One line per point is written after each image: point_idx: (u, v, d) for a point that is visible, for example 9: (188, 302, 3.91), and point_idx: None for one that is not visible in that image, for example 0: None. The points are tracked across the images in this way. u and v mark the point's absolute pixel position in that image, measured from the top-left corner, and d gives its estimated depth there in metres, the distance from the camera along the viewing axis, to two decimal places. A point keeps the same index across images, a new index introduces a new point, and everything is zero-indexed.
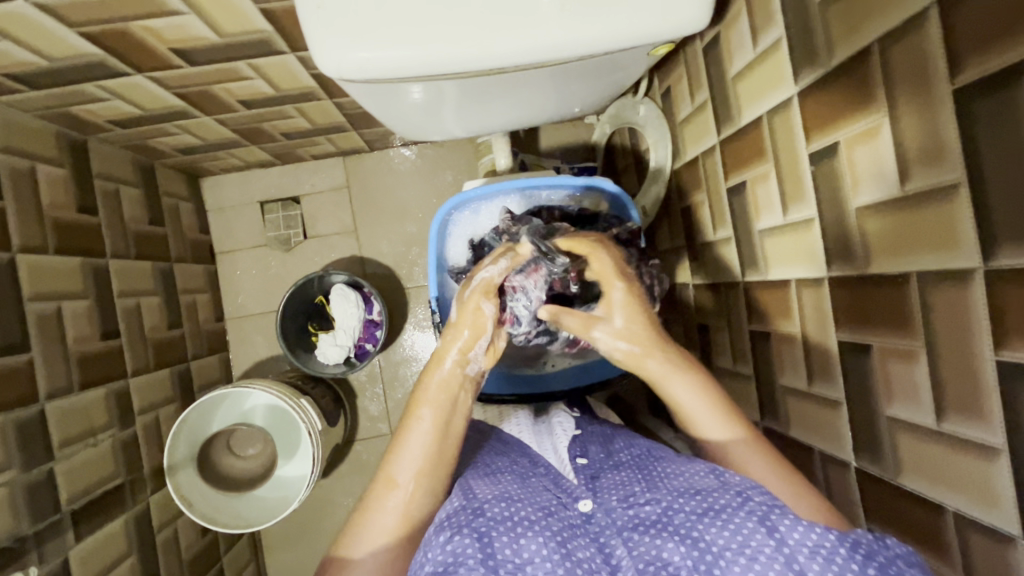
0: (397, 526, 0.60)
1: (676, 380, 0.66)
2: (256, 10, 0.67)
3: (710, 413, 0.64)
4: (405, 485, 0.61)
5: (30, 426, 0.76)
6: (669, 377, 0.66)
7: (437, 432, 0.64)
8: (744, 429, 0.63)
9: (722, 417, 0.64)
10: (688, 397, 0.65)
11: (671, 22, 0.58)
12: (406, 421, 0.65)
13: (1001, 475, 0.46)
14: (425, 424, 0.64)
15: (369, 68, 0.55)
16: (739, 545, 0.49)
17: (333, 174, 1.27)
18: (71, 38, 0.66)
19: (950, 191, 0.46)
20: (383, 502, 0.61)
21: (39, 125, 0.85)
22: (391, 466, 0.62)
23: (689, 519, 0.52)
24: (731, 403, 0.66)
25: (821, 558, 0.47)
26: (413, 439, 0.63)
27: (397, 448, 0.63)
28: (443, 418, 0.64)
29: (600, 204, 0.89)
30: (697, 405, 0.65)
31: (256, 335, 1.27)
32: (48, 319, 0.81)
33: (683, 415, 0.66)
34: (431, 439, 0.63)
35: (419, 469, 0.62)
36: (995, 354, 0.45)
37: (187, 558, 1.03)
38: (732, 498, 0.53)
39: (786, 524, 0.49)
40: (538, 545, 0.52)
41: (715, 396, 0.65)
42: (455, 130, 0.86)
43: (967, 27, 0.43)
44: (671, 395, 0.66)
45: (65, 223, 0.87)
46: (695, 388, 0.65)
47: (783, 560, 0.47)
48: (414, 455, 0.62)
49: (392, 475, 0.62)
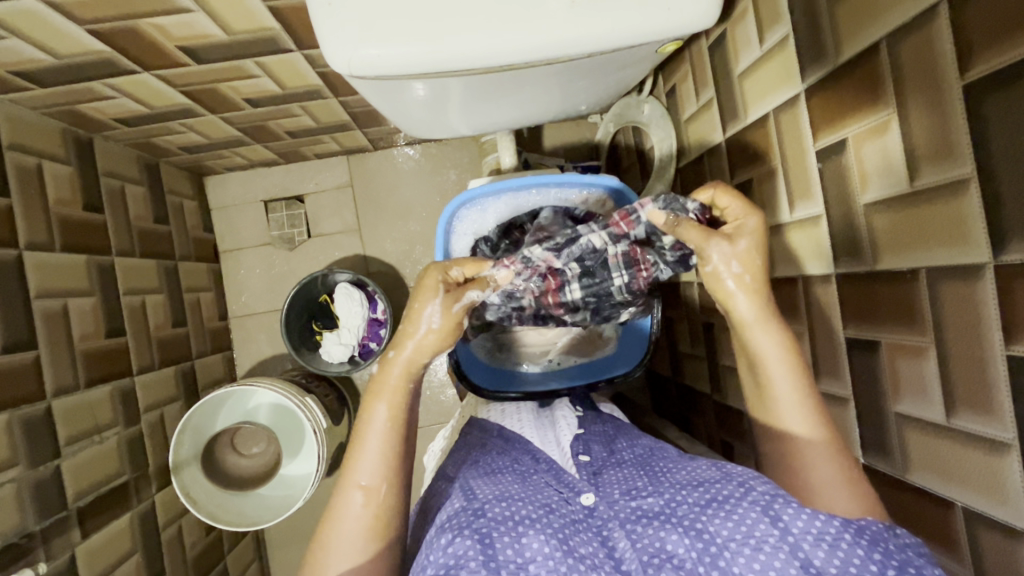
0: (367, 527, 0.60)
1: (762, 332, 0.62)
2: (264, 8, 0.67)
3: (791, 400, 0.60)
4: (367, 486, 0.61)
5: (37, 423, 0.76)
6: (759, 326, 0.62)
7: (392, 429, 0.62)
8: (821, 430, 0.59)
9: (800, 408, 0.60)
10: (769, 349, 0.61)
11: (680, 17, 0.58)
12: (360, 424, 0.63)
13: (1011, 468, 0.46)
14: (377, 428, 0.62)
15: (378, 64, 0.55)
16: (743, 536, 0.49)
17: (337, 174, 1.27)
18: (80, 35, 0.66)
19: (960, 185, 0.46)
20: (347, 506, 0.60)
21: (45, 123, 0.85)
22: (352, 471, 0.61)
23: (693, 510, 0.53)
24: (817, 398, 0.61)
25: (827, 544, 0.47)
26: (370, 442, 0.62)
27: (355, 452, 0.62)
28: (395, 415, 0.63)
29: (604, 202, 0.89)
30: (780, 372, 0.61)
31: (260, 333, 1.27)
32: (55, 316, 0.81)
33: (757, 364, 0.62)
34: (386, 440, 0.62)
35: (383, 471, 0.61)
36: (1005, 349, 0.45)
37: (191, 555, 1.03)
38: (734, 488, 0.53)
39: (789, 513, 0.49)
40: (540, 542, 0.52)
41: (797, 375, 0.61)
42: (460, 127, 0.86)
43: (976, 23, 0.43)
44: (755, 342, 0.62)
45: (72, 221, 0.87)
46: (780, 343, 0.61)
47: (788, 548, 0.47)
48: (370, 459, 0.61)
49: (355, 480, 0.61)
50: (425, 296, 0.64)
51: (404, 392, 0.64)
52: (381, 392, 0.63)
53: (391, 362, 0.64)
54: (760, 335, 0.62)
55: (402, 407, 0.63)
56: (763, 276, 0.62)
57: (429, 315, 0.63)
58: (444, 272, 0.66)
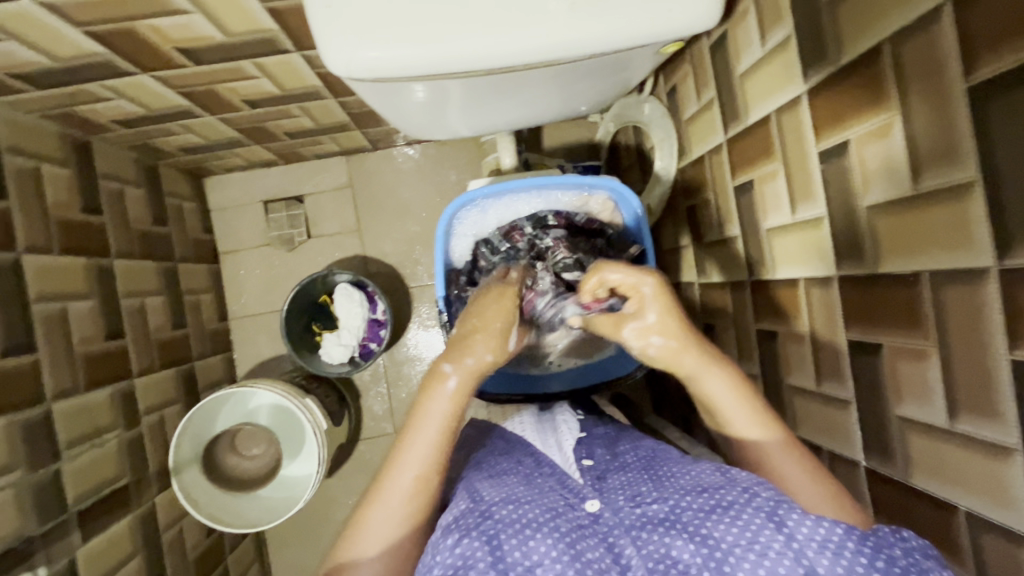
0: (407, 516, 0.59)
1: (711, 376, 0.61)
2: (261, 9, 0.67)
3: (741, 412, 0.60)
4: (417, 475, 0.59)
5: (36, 426, 0.75)
6: (706, 371, 0.61)
7: (449, 426, 0.61)
8: (778, 431, 0.60)
9: (756, 417, 0.60)
10: (721, 392, 0.61)
11: (681, 19, 0.57)
12: (415, 412, 0.62)
13: (1014, 473, 0.46)
14: (437, 417, 0.61)
15: (377, 67, 0.55)
16: (748, 542, 0.49)
17: (337, 174, 1.27)
18: (77, 37, 0.66)
19: (964, 189, 0.46)
20: (391, 493, 0.59)
21: (43, 125, 0.85)
22: (401, 458, 0.60)
23: (697, 516, 0.52)
24: (765, 401, 0.62)
25: (830, 552, 0.47)
26: (423, 432, 0.60)
27: (408, 439, 0.60)
28: (455, 415, 0.62)
29: (607, 207, 0.88)
30: (731, 405, 0.61)
31: (260, 335, 1.27)
32: (54, 319, 0.81)
33: (713, 409, 0.62)
34: (440, 434, 0.61)
35: (432, 461, 0.60)
36: (1009, 354, 0.44)
37: (192, 557, 1.03)
38: (739, 494, 0.52)
39: (794, 519, 0.49)
40: (547, 546, 0.51)
41: (750, 402, 0.61)
42: (459, 128, 0.85)
43: (981, 24, 0.43)
44: (706, 390, 0.62)
45: (70, 224, 0.87)
46: (730, 385, 0.61)
47: (792, 555, 0.47)
48: (423, 448, 0.60)
49: (403, 467, 0.60)
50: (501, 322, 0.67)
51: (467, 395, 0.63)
52: (444, 384, 0.62)
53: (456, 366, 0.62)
54: (709, 385, 0.62)
55: (461, 405, 0.62)
56: (681, 322, 0.63)
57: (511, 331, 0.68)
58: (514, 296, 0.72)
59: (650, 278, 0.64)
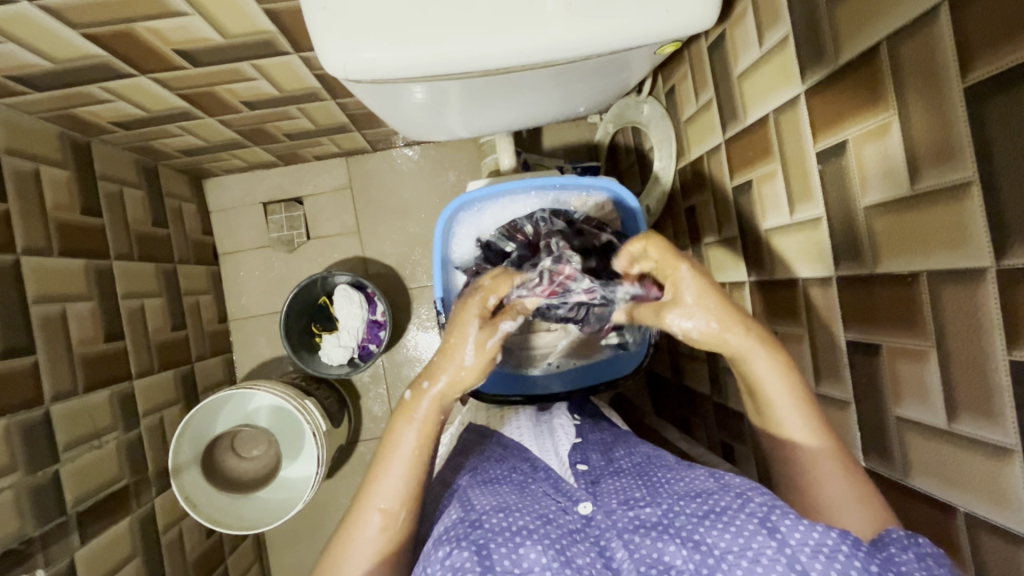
0: (381, 546, 0.59)
1: (760, 358, 0.60)
2: (259, 10, 0.67)
3: (790, 408, 0.60)
4: (386, 509, 0.60)
5: (34, 427, 0.75)
6: (756, 353, 0.61)
7: (418, 457, 0.61)
8: (827, 438, 0.59)
9: (803, 415, 0.59)
10: (770, 380, 0.60)
11: (678, 20, 0.58)
12: (386, 444, 0.62)
13: (1012, 474, 0.46)
14: (406, 449, 0.61)
15: (375, 68, 0.55)
16: (741, 548, 0.49)
17: (336, 176, 1.27)
18: (75, 38, 0.66)
19: (961, 188, 0.46)
20: (363, 528, 0.59)
21: (42, 127, 0.85)
22: (371, 492, 0.60)
23: (690, 522, 0.52)
24: (812, 400, 0.61)
25: (824, 556, 0.46)
26: (394, 466, 0.60)
27: (377, 474, 0.60)
28: (424, 445, 0.61)
29: (603, 207, 0.89)
30: (779, 394, 0.60)
31: (259, 336, 1.27)
32: (53, 321, 0.81)
33: (758, 394, 0.61)
34: (410, 466, 0.61)
35: (403, 495, 0.60)
36: (1007, 354, 0.44)
37: (192, 558, 1.03)
38: (732, 500, 0.52)
39: (787, 524, 0.48)
40: (537, 553, 0.51)
41: (797, 391, 0.60)
42: (457, 129, 0.85)
43: (977, 24, 0.43)
44: (755, 371, 0.61)
45: (70, 226, 0.87)
46: (777, 369, 0.60)
47: (785, 561, 0.47)
48: (393, 482, 0.60)
49: (373, 501, 0.60)
50: (460, 333, 0.62)
51: (437, 421, 0.62)
52: (411, 412, 0.62)
53: (422, 393, 0.62)
54: (762, 374, 0.60)
55: (433, 433, 0.62)
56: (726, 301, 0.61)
57: (464, 347, 0.62)
58: (482, 304, 0.64)
59: (685, 261, 0.62)
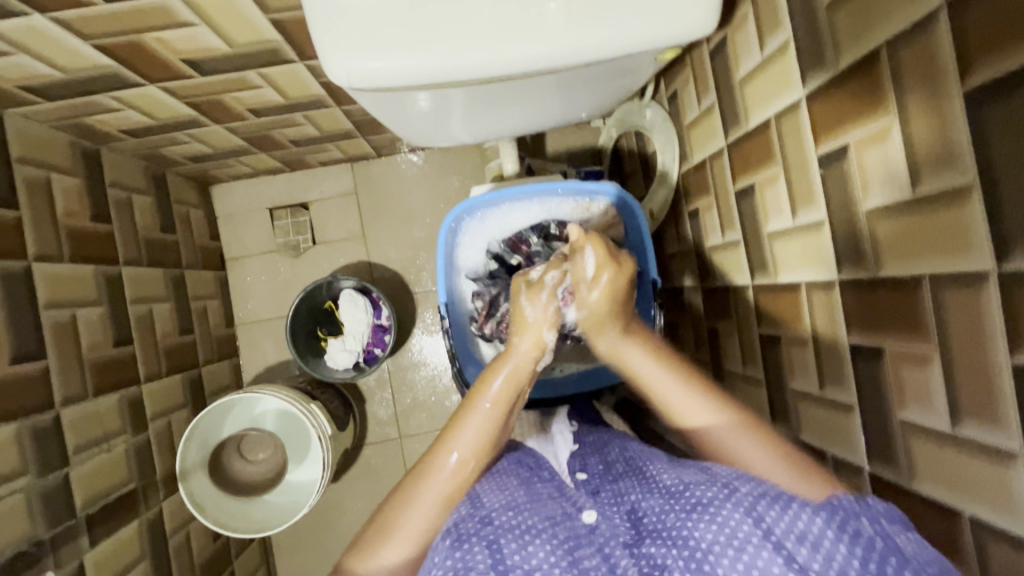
0: (450, 492, 0.59)
1: (631, 352, 0.66)
2: (266, 20, 0.68)
3: (683, 398, 0.61)
4: (461, 458, 0.60)
5: (45, 432, 0.77)
6: (626, 348, 0.66)
7: (496, 414, 0.63)
8: (727, 412, 0.60)
9: (705, 402, 0.60)
10: (643, 367, 0.64)
11: (678, 26, 0.58)
12: (468, 401, 0.64)
13: (1018, 480, 0.45)
14: (484, 407, 0.63)
15: (378, 76, 0.56)
16: (727, 538, 0.48)
17: (341, 181, 1.28)
18: (86, 49, 0.67)
19: (962, 192, 0.46)
20: (433, 476, 0.59)
21: (53, 135, 0.86)
22: (452, 436, 0.61)
23: (678, 519, 0.52)
24: (709, 385, 0.62)
25: (810, 544, 0.47)
26: (473, 417, 0.62)
27: (457, 422, 0.62)
28: (500, 418, 0.63)
29: (608, 213, 0.88)
30: (661, 379, 0.63)
31: (266, 340, 1.28)
32: (64, 326, 0.83)
33: (641, 384, 0.65)
34: (489, 422, 0.63)
35: (479, 450, 0.61)
36: (1011, 358, 0.44)
37: (199, 561, 1.04)
38: (717, 491, 0.52)
39: (773, 514, 0.48)
40: (545, 552, 0.51)
41: (675, 372, 0.63)
42: (462, 136, 0.85)
43: (977, 29, 0.43)
44: (632, 366, 0.65)
45: (81, 233, 0.89)
46: (649, 358, 0.65)
47: (772, 546, 0.47)
48: (472, 434, 0.61)
49: (451, 445, 0.61)
50: (517, 299, 0.73)
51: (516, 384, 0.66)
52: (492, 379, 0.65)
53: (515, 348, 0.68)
54: (629, 353, 0.66)
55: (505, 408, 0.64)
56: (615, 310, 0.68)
57: (525, 310, 0.71)
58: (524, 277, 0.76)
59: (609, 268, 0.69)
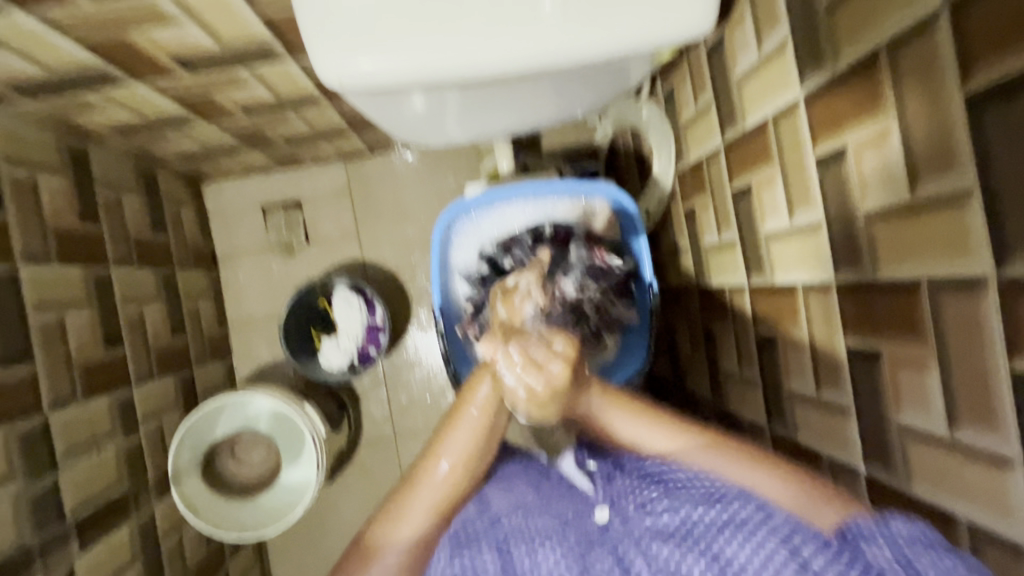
0: (441, 502, 0.55)
1: (604, 409, 0.58)
2: (255, 18, 0.66)
3: (655, 433, 0.57)
4: (453, 466, 0.55)
5: (33, 436, 0.75)
6: (600, 411, 0.57)
7: (485, 421, 0.56)
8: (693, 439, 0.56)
9: (661, 429, 0.57)
10: (616, 418, 0.57)
11: (675, 26, 0.57)
12: (456, 404, 0.57)
13: (1016, 486, 0.45)
14: (474, 411, 0.56)
15: (370, 77, 0.55)
16: (760, 564, 0.48)
17: (335, 178, 1.27)
18: (70, 47, 0.66)
19: (964, 197, 0.45)
20: (423, 486, 0.55)
21: (39, 134, 0.84)
22: (441, 444, 0.55)
23: (707, 532, 0.51)
24: (674, 415, 0.58)
25: (848, 573, 0.46)
26: (461, 424, 0.56)
27: (445, 429, 0.56)
28: (489, 423, 0.56)
29: (603, 211, 0.87)
30: (638, 430, 0.57)
31: (259, 340, 1.27)
32: (52, 329, 0.81)
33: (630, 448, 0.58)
34: (480, 428, 0.56)
35: (469, 457, 0.55)
36: (1009, 364, 0.44)
37: (192, 564, 1.03)
38: (754, 511, 0.50)
39: (810, 546, 0.48)
40: (554, 555, 0.55)
41: (645, 415, 0.57)
42: (457, 136, 0.84)
43: (980, 30, 0.42)
44: (613, 428, 0.58)
45: (68, 234, 0.87)
46: (613, 404, 0.58)
47: (807, 573, 0.47)
48: (459, 442, 0.55)
49: (440, 453, 0.55)
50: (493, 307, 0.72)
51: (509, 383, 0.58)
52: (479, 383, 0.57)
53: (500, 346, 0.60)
54: (607, 416, 0.58)
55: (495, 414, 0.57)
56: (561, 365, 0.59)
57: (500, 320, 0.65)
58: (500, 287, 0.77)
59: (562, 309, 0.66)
